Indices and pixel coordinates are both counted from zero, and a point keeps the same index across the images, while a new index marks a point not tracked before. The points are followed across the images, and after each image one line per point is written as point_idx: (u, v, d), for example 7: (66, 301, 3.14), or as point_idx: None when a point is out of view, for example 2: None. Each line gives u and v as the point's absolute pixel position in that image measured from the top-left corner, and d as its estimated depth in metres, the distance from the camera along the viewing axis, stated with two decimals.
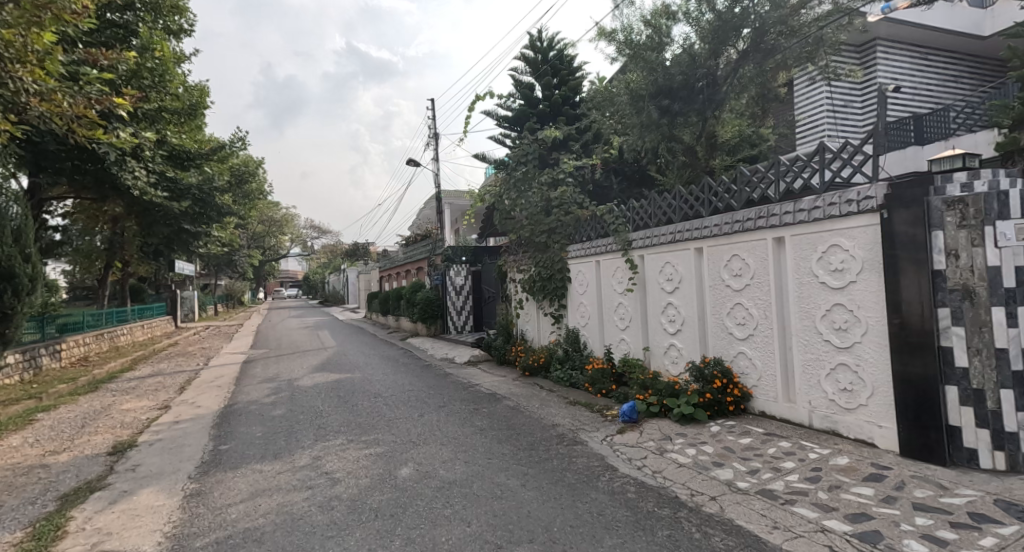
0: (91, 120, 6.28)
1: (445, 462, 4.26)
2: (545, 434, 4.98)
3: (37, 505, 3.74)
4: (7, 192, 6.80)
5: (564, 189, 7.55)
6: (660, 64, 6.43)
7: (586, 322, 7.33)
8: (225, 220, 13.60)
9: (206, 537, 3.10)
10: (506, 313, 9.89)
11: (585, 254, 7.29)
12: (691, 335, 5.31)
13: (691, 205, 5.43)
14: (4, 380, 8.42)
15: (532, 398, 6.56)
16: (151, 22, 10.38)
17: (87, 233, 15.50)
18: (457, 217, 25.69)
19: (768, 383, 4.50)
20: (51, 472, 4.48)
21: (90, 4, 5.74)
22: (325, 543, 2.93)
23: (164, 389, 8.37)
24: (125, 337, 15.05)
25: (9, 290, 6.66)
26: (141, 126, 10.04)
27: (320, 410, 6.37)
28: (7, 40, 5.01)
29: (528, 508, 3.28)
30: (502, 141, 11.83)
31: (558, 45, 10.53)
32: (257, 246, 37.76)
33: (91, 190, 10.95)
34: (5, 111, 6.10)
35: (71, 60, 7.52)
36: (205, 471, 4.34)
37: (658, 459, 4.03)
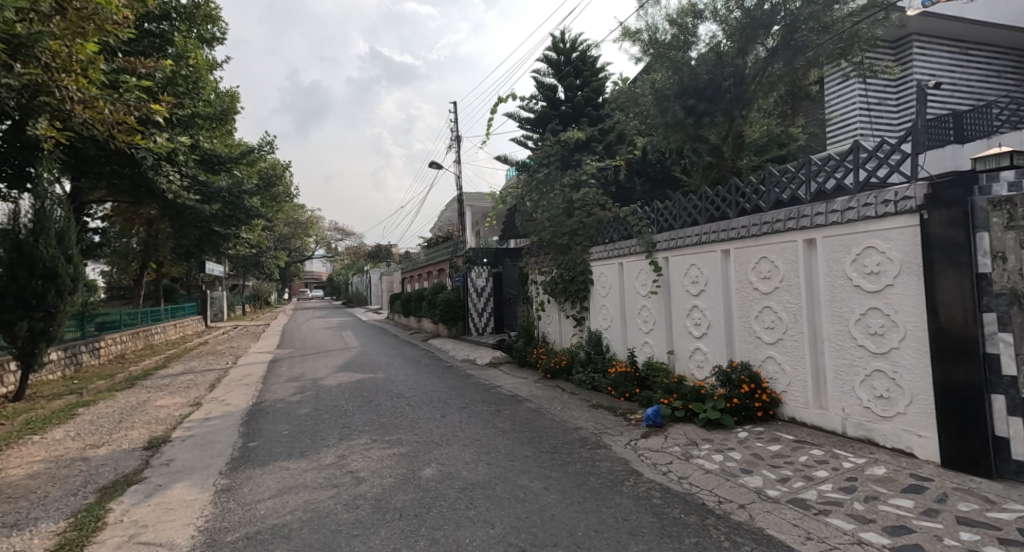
0: (130, 125, 6.52)
1: (468, 463, 4.28)
2: (568, 437, 4.95)
3: (78, 496, 3.89)
4: (53, 196, 7.13)
5: (587, 190, 7.50)
6: (686, 63, 6.35)
7: (609, 325, 7.27)
8: (254, 222, 13.95)
9: (237, 531, 3.18)
10: (527, 315, 9.89)
11: (608, 256, 7.23)
12: (717, 339, 5.22)
13: (717, 206, 5.34)
14: (47, 376, 8.79)
15: (554, 400, 6.54)
16: (186, 31, 10.72)
17: (124, 236, 16.10)
18: (478, 219, 25.79)
19: (798, 389, 4.38)
20: (90, 465, 4.66)
21: (130, 15, 5.97)
22: (350, 542, 2.97)
23: (196, 387, 8.61)
24: (159, 336, 15.58)
25: (53, 290, 6.98)
26: (175, 131, 10.42)
27: (344, 410, 6.46)
28: (53, 51, 5.25)
29: (551, 511, 3.26)
30: (523, 142, 11.82)
31: (581, 46, 10.48)
32: (283, 248, 38.60)
33: (128, 193, 11.38)
34: (52, 119, 6.40)
35: (112, 69, 7.81)
36: (235, 467, 4.45)
37: (684, 465, 3.96)
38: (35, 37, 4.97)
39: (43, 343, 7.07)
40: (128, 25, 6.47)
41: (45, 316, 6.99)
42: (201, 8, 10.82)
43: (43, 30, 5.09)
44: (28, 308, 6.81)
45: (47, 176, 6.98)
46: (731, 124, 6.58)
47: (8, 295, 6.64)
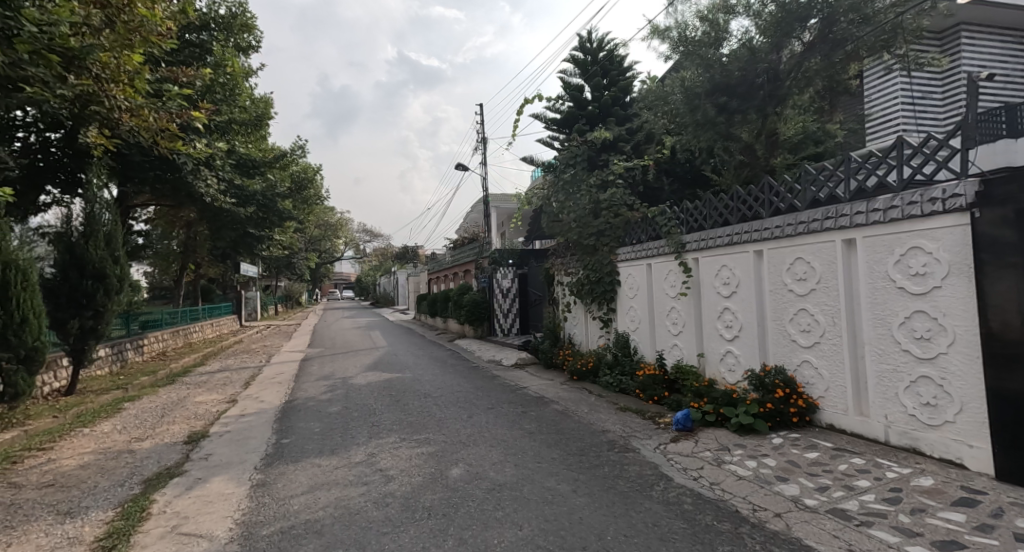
0: (172, 132, 6.81)
1: (495, 464, 4.28)
2: (595, 439, 4.91)
3: (125, 487, 4.07)
4: (102, 200, 7.53)
5: (614, 190, 7.42)
6: (718, 61, 6.25)
7: (636, 327, 7.18)
8: (287, 225, 14.32)
9: (271, 526, 3.26)
10: (553, 317, 9.86)
11: (635, 257, 7.13)
12: (749, 342, 5.08)
13: (749, 206, 5.20)
14: (96, 372, 9.23)
15: (581, 402, 6.50)
16: (224, 40, 11.11)
17: (166, 238, 16.79)
18: (504, 220, 25.84)
19: (836, 395, 4.23)
20: (135, 457, 4.86)
21: (174, 27, 6.23)
22: (381, 539, 3.01)
23: (232, 384, 8.90)
24: (197, 334, 16.18)
25: (101, 290, 7.31)
26: (213, 137, 10.84)
27: (373, 408, 6.57)
28: (103, 62, 5.52)
29: (580, 514, 3.23)
30: (550, 142, 11.80)
31: (608, 45, 10.38)
32: (314, 249, 39.49)
33: (169, 197, 11.86)
34: (102, 127, 6.70)
35: (157, 79, 8.16)
36: (269, 463, 4.57)
37: (716, 470, 3.87)
38: (87, 50, 5.24)
39: (93, 340, 7.43)
40: (172, 35, 6.79)
41: (94, 314, 7.33)
42: (238, 18, 11.22)
43: (94, 43, 5.36)
44: (80, 306, 7.18)
45: (99, 181, 7.40)
46: (765, 121, 6.43)
47: (62, 294, 7.02)
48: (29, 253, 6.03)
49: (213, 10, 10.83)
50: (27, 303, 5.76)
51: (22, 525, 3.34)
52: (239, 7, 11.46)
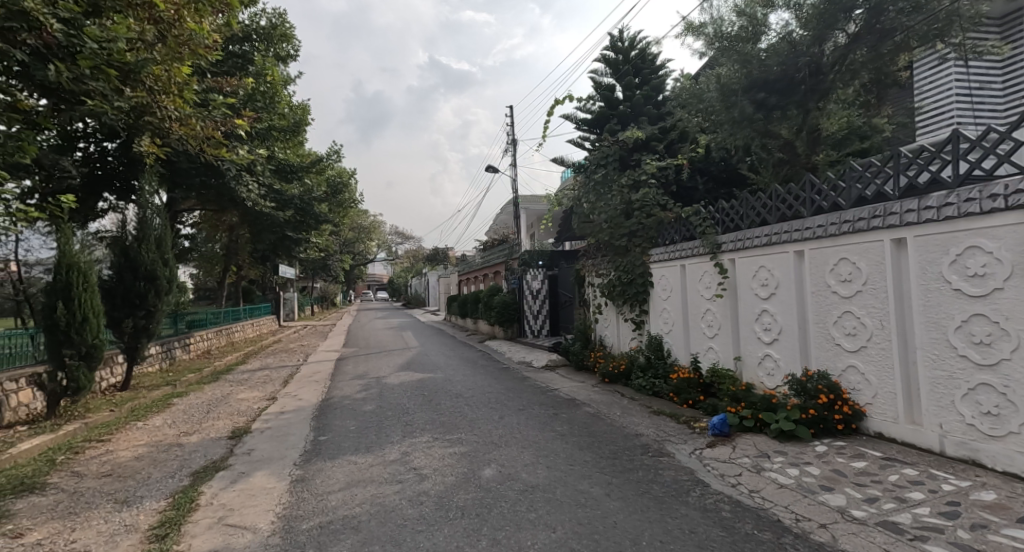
0: (218, 139, 7.15)
1: (528, 466, 4.28)
2: (628, 443, 4.84)
3: (175, 478, 4.27)
4: (153, 206, 7.95)
5: (647, 190, 7.31)
6: (757, 56, 6.05)
7: (670, 329, 7.04)
8: (323, 228, 14.71)
9: (311, 520, 3.36)
10: (584, 319, 9.79)
11: (669, 258, 7.01)
12: (789, 345, 4.92)
13: (790, 206, 5.04)
14: (147, 368, 9.73)
15: (614, 405, 6.42)
16: (264, 51, 11.59)
17: (210, 241, 17.54)
18: (534, 221, 25.80)
19: (884, 401, 4.04)
20: (184, 450, 5.09)
21: (220, 39, 6.63)
22: (415, 537, 3.05)
23: (272, 382, 9.21)
24: (239, 333, 16.82)
25: (152, 291, 7.70)
26: (254, 144, 11.28)
27: (407, 408, 6.67)
28: (156, 75, 5.83)
29: (614, 518, 3.19)
30: (580, 143, 11.74)
31: (640, 44, 10.23)
32: (348, 251, 40.43)
33: (214, 202, 12.39)
34: (153, 136, 7.08)
35: (203, 90, 8.58)
36: (308, 459, 4.71)
37: (755, 477, 3.76)
38: (142, 64, 5.55)
39: (145, 338, 7.83)
40: (217, 48, 7.12)
41: (146, 314, 7.72)
42: (278, 28, 11.69)
43: (147, 57, 5.68)
44: (133, 306, 7.58)
45: (151, 188, 7.82)
46: (806, 117, 6.23)
47: (117, 295, 7.43)
48: (88, 255, 6.39)
49: (254, 22, 11.32)
50: (87, 303, 6.10)
51: (83, 511, 3.55)
52: (278, 18, 11.92)
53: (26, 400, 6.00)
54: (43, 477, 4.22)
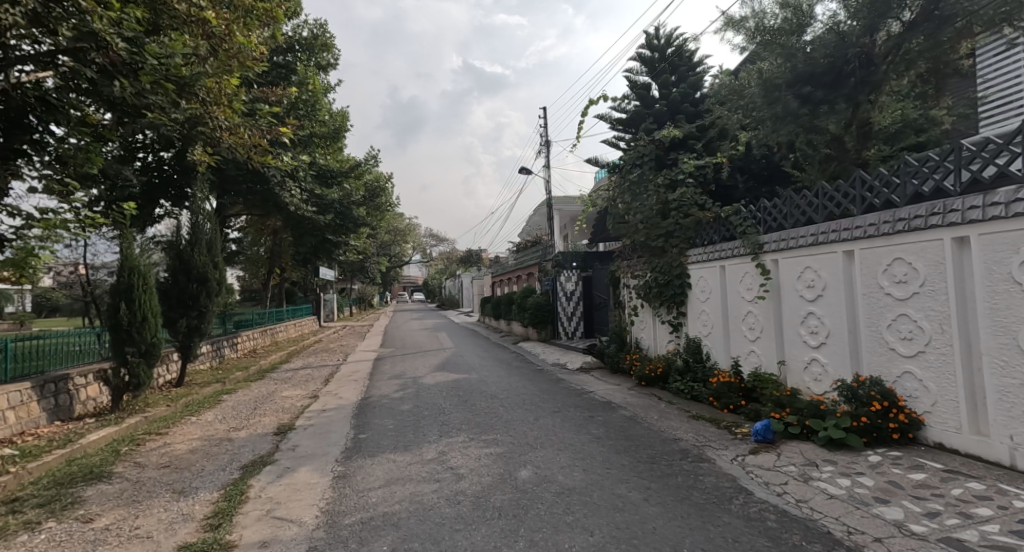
0: (264, 146, 7.46)
1: (564, 468, 4.26)
2: (666, 448, 4.75)
3: (227, 471, 4.48)
4: (205, 212, 8.36)
5: (684, 190, 7.16)
6: (801, 49, 5.87)
7: (709, 332, 6.87)
8: (361, 231, 15.10)
9: (353, 516, 3.45)
10: (619, 321, 9.67)
11: (707, 259, 6.83)
12: (838, 349, 4.71)
13: (838, 203, 4.84)
14: (199, 366, 10.24)
15: (650, 409, 6.32)
16: (306, 60, 12.07)
17: (256, 244, 18.31)
18: (567, 223, 25.68)
19: (945, 410, 3.82)
20: (234, 445, 5.33)
21: (266, 52, 6.98)
22: (454, 535, 3.10)
23: (314, 380, 9.51)
24: (282, 333, 17.46)
25: (204, 292, 8.10)
26: (297, 151, 11.73)
27: (443, 408, 6.76)
28: (208, 87, 6.15)
29: (653, 524, 3.15)
30: (615, 143, 11.58)
31: (677, 40, 10.02)
32: (384, 254, 41.36)
33: (259, 207, 12.93)
34: (205, 146, 7.48)
35: (251, 100, 9.00)
36: (349, 456, 4.84)
37: (802, 487, 3.62)
38: (196, 77, 5.91)
39: (198, 337, 8.25)
40: (263, 59, 7.44)
41: (198, 314, 8.14)
42: (319, 38, 12.14)
43: (201, 71, 6.04)
44: (187, 307, 8.01)
45: (203, 196, 8.24)
46: (856, 110, 5.96)
47: (173, 296, 7.85)
48: (147, 259, 6.78)
49: (297, 33, 11.79)
50: (146, 303, 6.46)
51: (145, 500, 3.77)
52: (319, 28, 12.38)
53: (93, 394, 6.45)
54: (110, 466, 4.51)
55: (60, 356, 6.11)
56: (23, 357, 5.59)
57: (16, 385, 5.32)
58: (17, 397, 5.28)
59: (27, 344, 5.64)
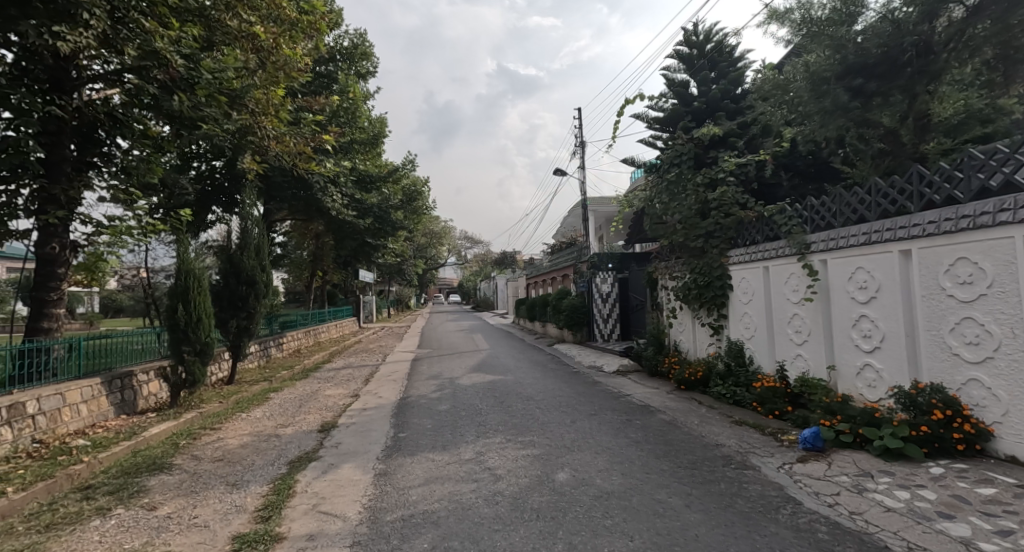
0: (308, 154, 7.74)
1: (601, 472, 4.22)
2: (708, 454, 4.62)
3: (275, 466, 4.66)
4: (253, 218, 8.74)
5: (724, 189, 6.97)
6: (851, 40, 5.59)
7: (752, 335, 6.65)
8: (399, 234, 15.43)
9: (394, 512, 3.53)
10: (657, 323, 9.50)
11: (750, 259, 6.62)
12: (895, 354, 4.48)
13: (893, 200, 4.60)
14: (247, 364, 10.71)
15: (691, 413, 6.17)
16: (347, 69, 12.48)
17: (299, 247, 18.99)
18: (602, 224, 25.42)
19: (1018, 421, 3.57)
20: (281, 441, 5.55)
21: (310, 64, 7.25)
22: (493, 535, 3.12)
23: (354, 380, 9.77)
24: (324, 334, 18.02)
25: (253, 294, 8.46)
26: (338, 158, 12.12)
27: (479, 409, 6.82)
28: (257, 98, 6.48)
29: (695, 531, 3.07)
30: (652, 143, 11.35)
31: (716, 36, 9.73)
32: (421, 257, 42.08)
33: (303, 212, 13.42)
34: (254, 154, 7.83)
35: (296, 110, 9.39)
36: (389, 454, 4.95)
37: (856, 498, 3.45)
38: (245, 90, 6.32)
39: (247, 337, 8.63)
40: (308, 70, 7.74)
41: (247, 315, 8.52)
42: (359, 47, 12.54)
43: (250, 83, 6.40)
44: (236, 308, 8.40)
45: (252, 202, 8.62)
46: (912, 102, 5.64)
47: (224, 298, 8.26)
48: (201, 263, 7.14)
49: (339, 44, 12.22)
50: (200, 305, 6.80)
51: (202, 491, 3.98)
52: (359, 37, 12.78)
53: (154, 390, 6.86)
54: (170, 458, 4.78)
55: (124, 354, 6.52)
56: (94, 355, 5.97)
57: (87, 380, 5.72)
58: (89, 392, 5.68)
59: (97, 343, 6.02)
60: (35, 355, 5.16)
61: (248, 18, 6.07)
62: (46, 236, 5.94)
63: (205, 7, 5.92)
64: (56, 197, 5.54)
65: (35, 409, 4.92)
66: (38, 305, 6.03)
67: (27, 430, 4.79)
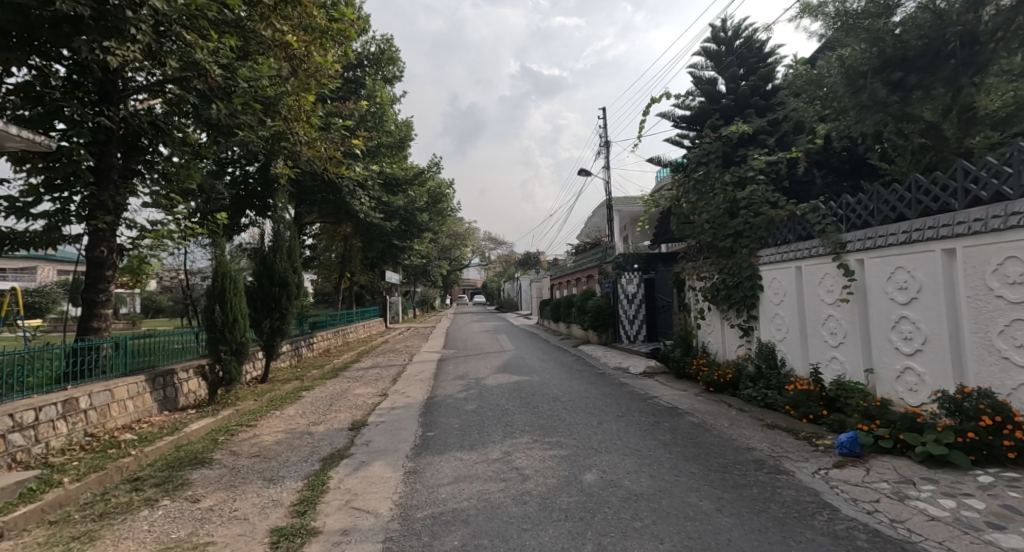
0: (337, 158, 7.91)
1: (630, 473, 4.19)
2: (740, 457, 4.54)
3: (309, 462, 4.80)
4: (285, 221, 8.98)
5: (754, 187, 6.82)
6: (889, 32, 5.42)
7: (784, 337, 6.48)
8: (425, 237, 15.63)
9: (425, 509, 3.59)
10: (685, 324, 9.37)
11: (781, 259, 6.46)
12: (938, 357, 4.31)
13: (935, 197, 4.45)
14: (279, 363, 11.03)
15: (721, 416, 6.06)
16: (374, 74, 12.76)
17: (328, 249, 19.45)
18: (627, 224, 25.14)
19: None
20: (314, 438, 5.70)
21: (338, 70, 7.49)
22: (522, 535, 3.14)
23: (382, 379, 9.96)
24: (353, 334, 18.38)
25: (285, 295, 8.71)
26: (367, 161, 12.36)
27: (505, 409, 6.85)
28: (290, 104, 6.68)
29: (728, 535, 3.02)
30: (679, 142, 11.14)
31: (745, 31, 9.53)
32: (446, 258, 42.45)
33: (331, 215, 13.74)
34: (286, 160, 8.04)
35: (326, 116, 9.64)
36: (418, 452, 5.03)
37: (897, 506, 3.34)
38: (279, 96, 6.53)
39: (279, 337, 8.88)
40: (337, 77, 7.94)
41: (280, 316, 8.78)
42: (385, 52, 12.80)
43: (283, 90, 6.62)
44: (270, 309, 8.67)
45: (284, 206, 8.87)
46: (956, 95, 5.39)
47: (258, 299, 8.55)
48: (237, 266, 7.38)
49: (366, 49, 12.49)
50: (236, 306, 7.02)
51: (241, 485, 4.13)
52: (385, 43, 13.03)
53: (193, 388, 7.15)
54: (210, 453, 4.97)
55: (166, 352, 6.79)
56: (139, 353, 6.25)
57: (133, 377, 5.98)
58: (135, 388, 5.95)
59: (142, 342, 6.29)
60: (86, 353, 5.42)
61: (280, 27, 6.29)
62: (95, 241, 6.26)
63: (241, 18, 6.14)
64: (105, 203, 5.81)
65: (87, 404, 5.19)
66: (89, 305, 6.35)
67: (80, 424, 5.05)
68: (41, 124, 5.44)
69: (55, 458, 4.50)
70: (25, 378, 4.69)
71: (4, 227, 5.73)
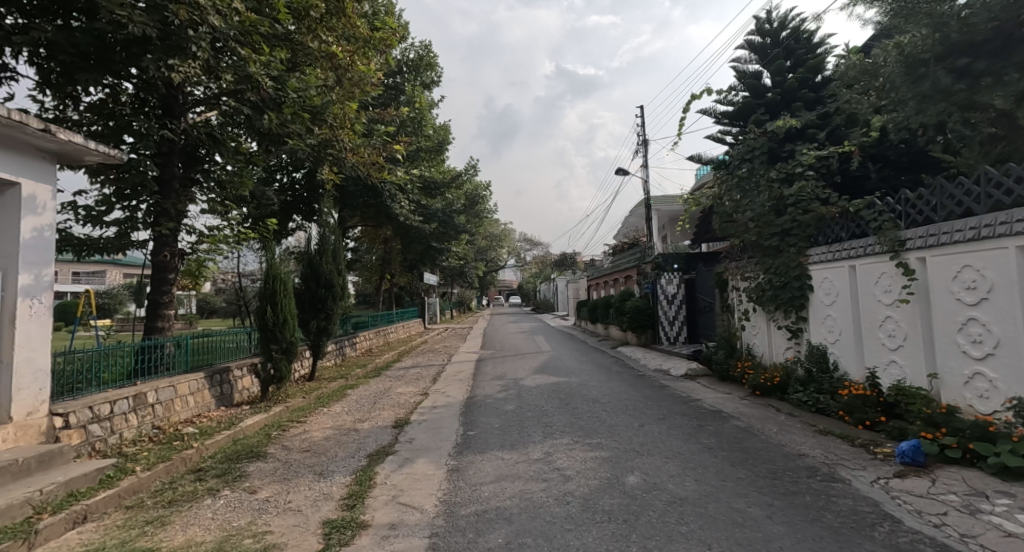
0: (379, 163, 8.17)
1: (674, 477, 4.11)
2: (791, 463, 4.37)
3: (356, 458, 4.96)
4: (329, 225, 9.29)
5: (803, 184, 6.56)
6: (955, 15, 5.04)
7: (837, 339, 6.19)
8: (462, 238, 15.82)
9: (469, 507, 3.65)
10: (728, 326, 9.10)
11: (833, 258, 6.17)
12: (1012, 361, 4.03)
13: (1007, 191, 4.16)
14: (325, 362, 11.41)
15: (769, 420, 5.85)
16: (413, 80, 13.05)
17: (370, 251, 19.99)
18: (667, 224, 24.59)
19: None
20: (360, 434, 5.88)
21: (379, 78, 7.75)
22: (566, 535, 3.14)
23: (422, 378, 10.14)
24: (393, 334, 18.79)
25: (330, 296, 9.00)
26: (407, 165, 12.65)
27: (545, 409, 6.86)
28: (336, 113, 6.96)
29: (779, 543, 2.93)
30: (721, 138, 10.84)
31: (792, 22, 9.17)
32: (483, 259, 42.79)
33: (373, 218, 14.13)
34: (332, 167, 8.37)
35: (369, 122, 9.95)
36: (460, 451, 5.10)
37: (968, 520, 3.14)
38: (326, 105, 6.80)
39: (325, 337, 9.19)
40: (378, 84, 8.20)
41: (325, 316, 9.08)
42: (424, 58, 13.06)
43: (329, 98, 6.85)
44: (316, 310, 8.98)
45: (328, 211, 9.17)
46: None
47: (305, 300, 8.88)
48: (286, 268, 7.69)
49: (405, 56, 12.78)
50: (286, 306, 7.31)
51: (294, 478, 4.31)
52: (424, 48, 13.30)
53: (246, 385, 7.52)
54: (264, 447, 5.21)
55: (222, 351, 7.16)
56: (198, 351, 6.61)
57: (194, 374, 6.34)
58: (195, 385, 6.31)
59: (200, 341, 6.65)
60: (153, 351, 5.79)
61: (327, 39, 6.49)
62: (159, 245, 6.67)
63: (290, 31, 6.33)
64: (168, 211, 6.19)
65: (154, 398, 5.54)
66: (154, 306, 6.76)
67: (148, 417, 5.38)
68: (112, 138, 5.84)
69: (128, 448, 4.83)
70: (100, 375, 5.04)
71: (81, 234, 6.19)
